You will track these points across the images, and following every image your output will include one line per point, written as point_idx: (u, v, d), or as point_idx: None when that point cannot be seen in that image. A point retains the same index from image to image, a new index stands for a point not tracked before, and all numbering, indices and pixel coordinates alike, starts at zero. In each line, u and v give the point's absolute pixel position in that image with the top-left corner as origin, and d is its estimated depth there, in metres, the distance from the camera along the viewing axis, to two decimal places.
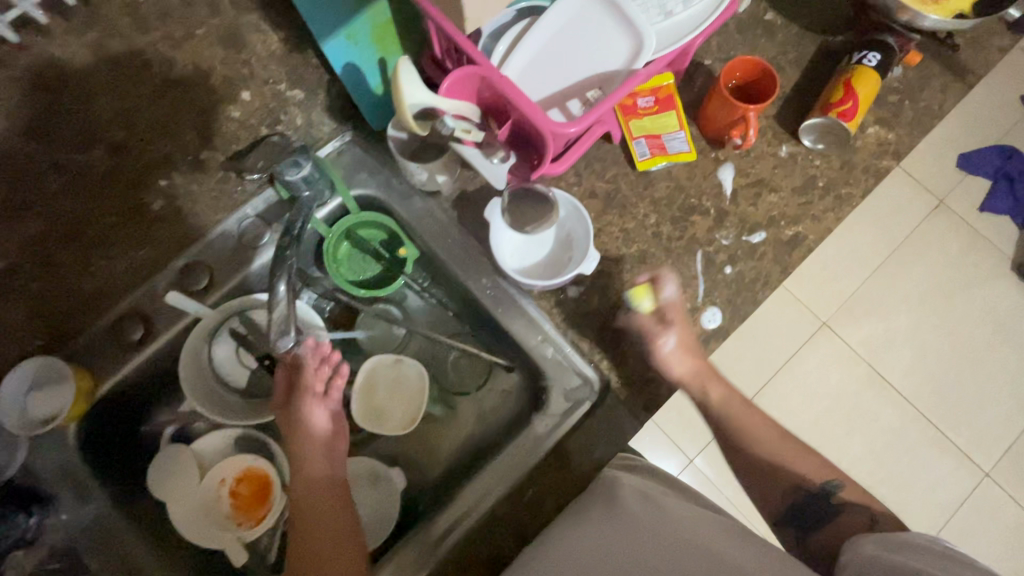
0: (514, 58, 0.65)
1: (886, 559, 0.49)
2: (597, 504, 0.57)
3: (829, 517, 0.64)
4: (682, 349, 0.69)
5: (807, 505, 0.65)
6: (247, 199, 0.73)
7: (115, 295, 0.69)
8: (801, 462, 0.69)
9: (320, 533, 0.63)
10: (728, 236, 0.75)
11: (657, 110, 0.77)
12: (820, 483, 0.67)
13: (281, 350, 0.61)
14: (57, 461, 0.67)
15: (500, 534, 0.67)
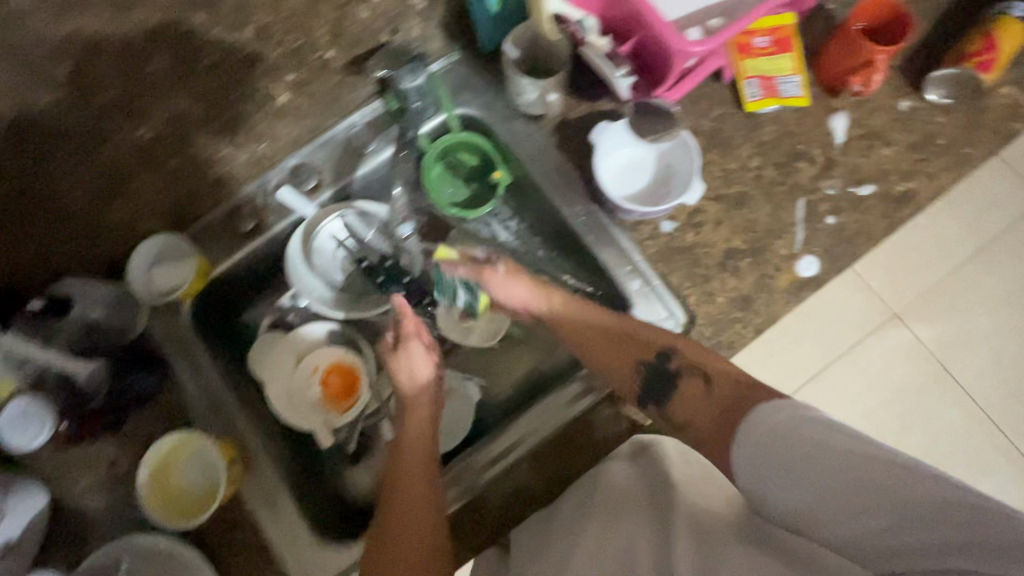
0: None
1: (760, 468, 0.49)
2: (635, 494, 0.65)
3: (664, 386, 0.62)
4: (511, 272, 0.72)
5: (648, 381, 0.63)
6: (356, 107, 0.75)
7: (230, 185, 0.73)
8: (633, 345, 0.65)
9: (409, 502, 0.62)
10: (833, 186, 0.72)
11: (773, 51, 0.74)
12: (653, 356, 0.63)
13: (398, 233, 0.79)
14: (173, 332, 0.73)
15: (572, 446, 0.69)
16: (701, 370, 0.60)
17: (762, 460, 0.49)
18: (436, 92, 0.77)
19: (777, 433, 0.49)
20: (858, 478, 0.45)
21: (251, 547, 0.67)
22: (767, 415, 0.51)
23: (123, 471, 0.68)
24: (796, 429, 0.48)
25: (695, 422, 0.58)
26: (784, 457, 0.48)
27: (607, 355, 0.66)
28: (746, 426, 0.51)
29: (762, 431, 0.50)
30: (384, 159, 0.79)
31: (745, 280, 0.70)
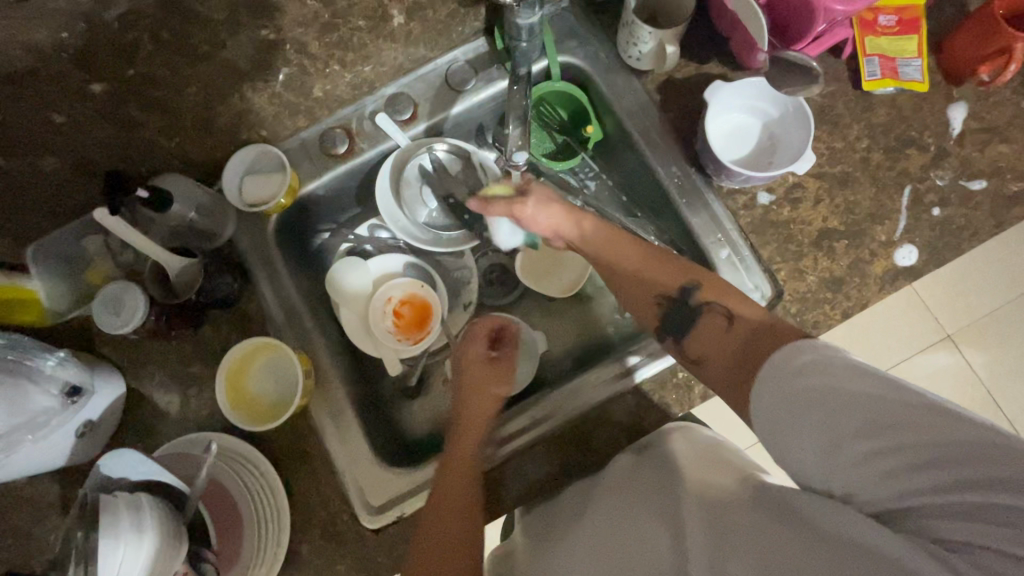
0: None
1: (794, 399, 0.46)
2: (641, 482, 0.55)
3: (692, 321, 0.61)
4: (540, 204, 0.72)
5: (668, 314, 0.63)
6: (461, 41, 0.75)
7: (328, 103, 0.73)
8: (650, 275, 0.65)
9: (457, 475, 0.61)
10: (943, 178, 0.70)
11: (897, 32, 0.71)
12: (676, 289, 0.63)
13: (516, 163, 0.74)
14: (255, 245, 0.72)
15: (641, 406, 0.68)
16: (723, 309, 0.59)
17: (779, 400, 0.47)
18: (545, 37, 0.74)
19: (802, 376, 0.46)
20: (864, 410, 0.43)
21: (315, 459, 0.68)
22: (791, 360, 0.48)
23: (196, 371, 0.69)
24: (826, 373, 0.45)
25: (715, 355, 0.58)
26: (808, 399, 0.45)
27: (642, 279, 0.66)
28: (770, 363, 0.49)
29: (792, 370, 0.47)
30: (482, 99, 0.76)
31: (838, 261, 0.68)
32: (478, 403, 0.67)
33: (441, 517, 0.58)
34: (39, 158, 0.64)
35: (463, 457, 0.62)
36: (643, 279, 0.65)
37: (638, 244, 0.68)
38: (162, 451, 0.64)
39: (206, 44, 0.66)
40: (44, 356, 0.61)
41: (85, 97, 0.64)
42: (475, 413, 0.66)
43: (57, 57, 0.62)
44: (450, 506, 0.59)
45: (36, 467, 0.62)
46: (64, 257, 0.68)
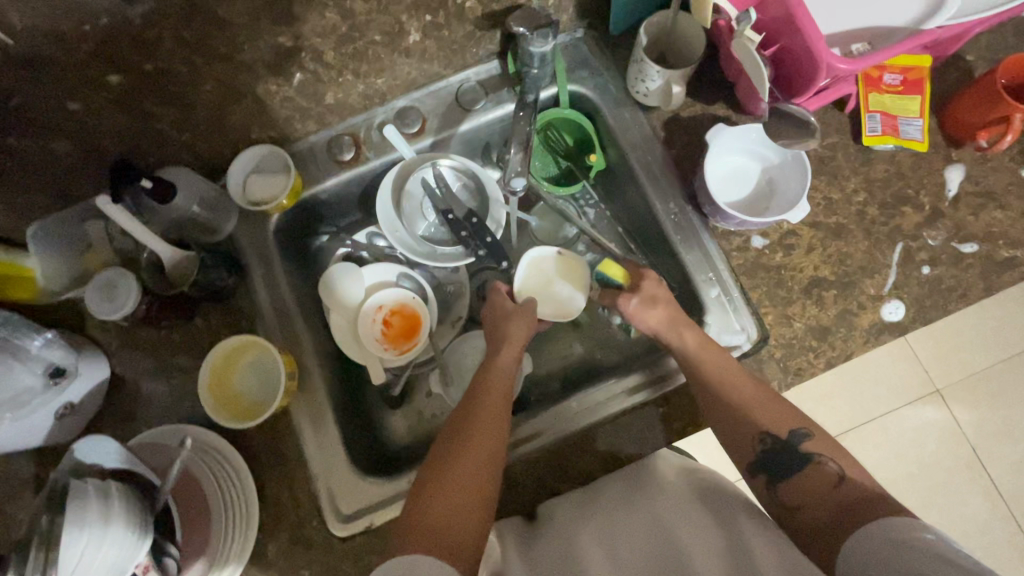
0: None
1: (899, 556, 0.46)
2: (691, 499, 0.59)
3: (796, 466, 0.58)
4: (643, 301, 0.70)
5: (770, 455, 0.59)
6: (475, 63, 0.77)
7: (343, 112, 0.76)
8: (756, 412, 0.61)
9: (473, 456, 0.58)
10: (935, 237, 0.71)
11: (901, 91, 0.72)
12: (784, 434, 0.59)
13: (515, 185, 0.71)
14: (255, 243, 0.74)
15: (619, 438, 0.68)
16: (837, 469, 0.57)
17: (869, 559, 0.48)
18: (557, 65, 0.75)
19: (890, 542, 0.47)
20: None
21: (291, 462, 0.68)
22: (881, 531, 0.48)
23: (182, 362, 0.70)
24: (913, 543, 0.46)
25: (807, 505, 0.56)
26: (908, 564, 0.45)
27: (746, 404, 0.61)
28: (868, 527, 0.49)
29: (883, 539, 0.48)
30: (491, 118, 0.78)
31: (826, 311, 0.69)
32: (499, 389, 0.65)
33: (449, 499, 0.56)
34: (49, 141, 0.61)
35: (480, 430, 0.61)
36: (738, 411, 0.61)
37: (744, 372, 0.63)
38: (138, 440, 0.65)
39: (225, 46, 0.61)
40: (33, 336, 0.62)
41: (100, 86, 0.58)
42: (495, 398, 0.64)
43: (77, 49, 0.54)
44: (462, 488, 0.56)
45: (13, 445, 0.62)
46: (62, 240, 0.69)
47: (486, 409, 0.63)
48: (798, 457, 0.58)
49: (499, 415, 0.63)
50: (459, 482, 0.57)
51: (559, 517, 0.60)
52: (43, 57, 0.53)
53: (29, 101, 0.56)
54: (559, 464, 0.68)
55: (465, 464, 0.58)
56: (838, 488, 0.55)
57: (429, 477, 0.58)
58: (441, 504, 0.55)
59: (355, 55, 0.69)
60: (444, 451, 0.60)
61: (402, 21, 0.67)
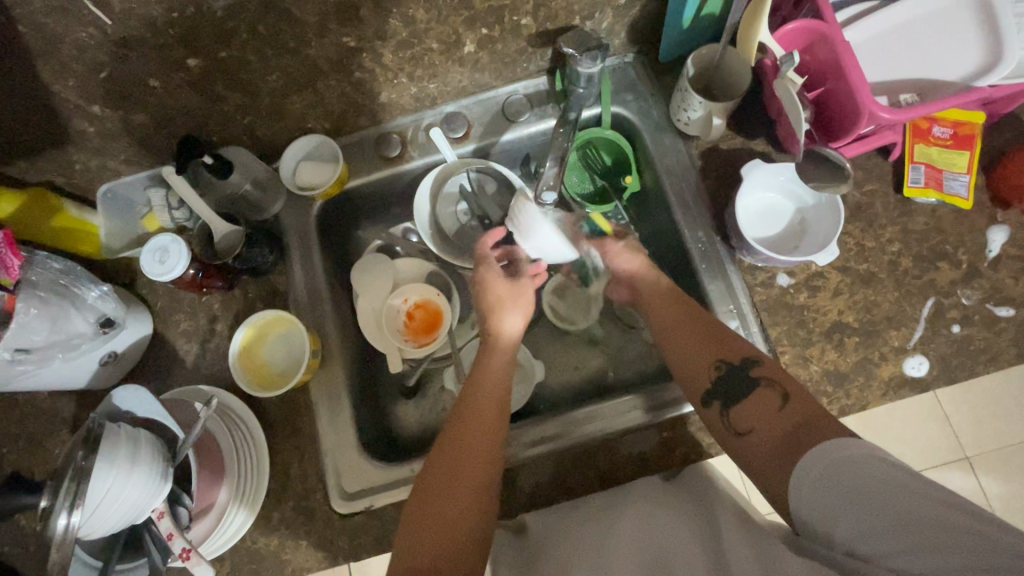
0: (866, 24, 0.65)
1: (843, 482, 0.48)
2: (684, 506, 0.61)
3: (745, 391, 0.59)
4: (627, 247, 0.75)
5: (722, 381, 0.61)
6: (524, 77, 0.80)
7: (392, 112, 0.80)
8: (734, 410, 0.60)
9: (464, 486, 0.59)
10: (969, 296, 0.69)
11: (950, 145, 0.72)
12: (737, 360, 0.61)
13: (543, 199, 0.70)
14: (298, 225, 0.78)
15: (616, 456, 0.69)
16: (783, 388, 0.58)
17: (817, 493, 0.49)
18: (603, 86, 0.77)
19: (827, 471, 0.49)
20: (893, 498, 0.45)
21: (304, 435, 0.72)
22: (815, 463, 0.50)
23: (218, 329, 0.75)
24: (851, 466, 0.48)
25: (759, 427, 0.57)
26: (851, 488, 0.47)
27: (695, 346, 0.64)
28: (807, 457, 0.51)
29: (822, 468, 0.49)
30: (533, 131, 0.81)
31: (845, 357, 0.68)
32: (492, 401, 0.64)
33: (439, 525, 0.56)
34: (128, 112, 0.66)
35: (470, 434, 0.62)
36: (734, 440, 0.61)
37: (695, 321, 0.66)
38: (167, 397, 0.69)
39: (294, 41, 0.64)
40: (90, 287, 0.66)
41: (179, 68, 0.63)
42: (486, 412, 0.63)
43: (165, 32, 0.59)
44: (451, 513, 0.57)
45: (59, 384, 0.66)
46: (125, 202, 0.77)
47: (475, 424, 0.62)
48: (744, 388, 0.60)
49: (490, 430, 0.62)
50: (450, 506, 0.57)
51: (550, 518, 0.63)
52: (136, 44, 0.59)
53: (119, 73, 0.61)
54: (560, 470, 0.70)
55: (456, 486, 0.59)
56: (780, 412, 0.56)
57: (418, 502, 0.59)
58: (434, 529, 0.56)
59: (411, 59, 0.71)
60: (437, 471, 0.60)
61: (458, 31, 0.69)
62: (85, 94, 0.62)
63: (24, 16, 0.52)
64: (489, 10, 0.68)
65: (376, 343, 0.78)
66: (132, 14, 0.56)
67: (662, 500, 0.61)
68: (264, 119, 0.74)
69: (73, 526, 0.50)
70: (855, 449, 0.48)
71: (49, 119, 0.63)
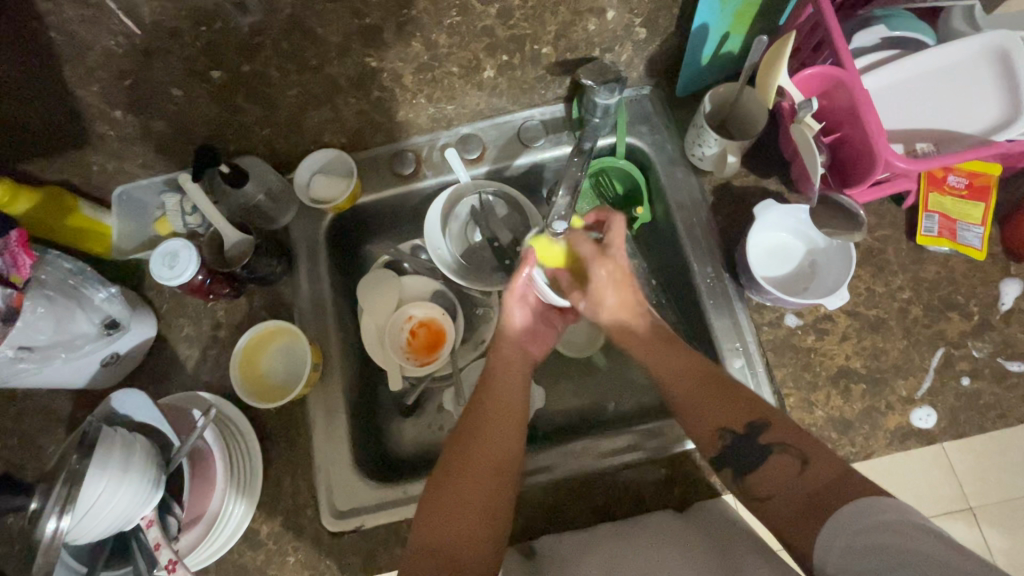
0: (885, 71, 0.64)
1: (869, 545, 0.45)
2: (699, 541, 0.60)
3: (759, 459, 0.59)
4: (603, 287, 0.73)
5: (730, 449, 0.61)
6: (542, 103, 0.81)
7: (409, 131, 0.80)
8: (750, 477, 0.59)
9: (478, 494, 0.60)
10: (981, 349, 0.68)
11: (965, 195, 0.71)
12: (742, 428, 0.60)
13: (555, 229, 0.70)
14: (307, 237, 0.79)
15: (615, 489, 0.69)
16: (799, 452, 0.57)
17: (844, 554, 0.47)
18: (618, 118, 0.78)
19: (858, 533, 0.47)
20: (909, 564, 0.42)
21: (298, 449, 0.71)
22: (845, 523, 0.48)
23: (222, 337, 0.76)
24: (876, 529, 0.46)
25: (774, 496, 0.56)
26: (875, 555, 0.44)
27: (701, 406, 0.63)
28: (834, 518, 0.49)
29: (857, 526, 0.47)
30: (547, 157, 0.82)
31: (852, 403, 0.67)
32: (508, 404, 0.67)
33: (448, 517, 0.58)
34: (148, 119, 0.67)
35: (485, 439, 0.64)
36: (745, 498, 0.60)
37: (690, 357, 0.67)
38: (168, 400, 0.69)
39: (317, 59, 0.65)
40: (98, 289, 0.65)
41: (203, 79, 0.63)
42: (499, 416, 0.66)
43: (191, 45, 0.59)
44: (464, 509, 0.59)
45: (56, 382, 0.65)
46: (139, 204, 0.78)
47: (491, 428, 0.65)
48: (755, 454, 0.59)
49: (506, 437, 0.64)
50: (466, 495, 0.59)
51: (551, 554, 0.63)
52: (161, 56, 0.60)
53: (142, 82, 0.62)
54: (558, 497, 0.69)
55: (467, 482, 0.60)
56: (798, 482, 0.55)
57: (429, 508, 0.59)
58: (443, 522, 0.58)
59: (431, 81, 0.72)
60: (452, 478, 0.61)
61: (479, 58, 0.70)
62: (108, 100, 0.63)
63: (56, 22, 0.53)
64: (510, 39, 0.69)
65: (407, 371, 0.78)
66: (161, 27, 0.56)
67: (673, 534, 0.61)
68: (282, 131, 0.75)
69: (61, 531, 0.50)
70: (886, 514, 0.46)
71: (72, 123, 0.64)
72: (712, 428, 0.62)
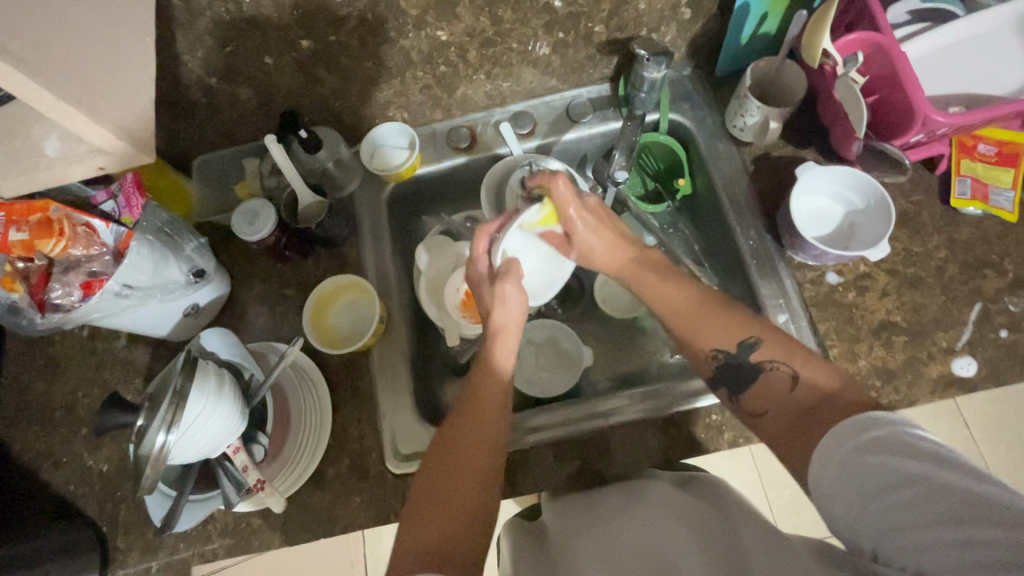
0: (922, 39, 0.70)
1: (856, 466, 0.45)
2: (696, 513, 0.57)
3: (746, 381, 0.61)
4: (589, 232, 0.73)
5: (723, 371, 0.63)
6: (589, 83, 0.87)
7: (467, 108, 0.86)
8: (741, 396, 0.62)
9: (457, 494, 0.57)
10: (1017, 303, 0.71)
11: (994, 162, 0.75)
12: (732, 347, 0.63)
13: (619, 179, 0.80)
14: (370, 204, 0.84)
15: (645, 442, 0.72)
16: (787, 367, 0.59)
17: (838, 483, 0.46)
18: (662, 95, 0.83)
19: (849, 457, 0.46)
20: (906, 485, 0.41)
21: (364, 397, 0.75)
22: (833, 448, 0.47)
23: (288, 295, 0.80)
24: (865, 452, 0.45)
25: (772, 409, 0.58)
26: (867, 480, 0.43)
27: (697, 328, 0.66)
28: (825, 442, 0.49)
29: (844, 453, 0.46)
30: (593, 133, 0.87)
31: (894, 354, 0.70)
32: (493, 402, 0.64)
33: (437, 517, 0.56)
34: (237, 86, 0.74)
35: (462, 439, 0.61)
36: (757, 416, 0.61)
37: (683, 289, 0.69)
38: (253, 345, 0.75)
39: (394, 31, 0.72)
40: (188, 239, 0.71)
41: (293, 48, 0.71)
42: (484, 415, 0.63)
43: (288, 14, 0.67)
44: (445, 508, 0.57)
45: (143, 326, 0.71)
46: (218, 171, 0.83)
47: (470, 427, 0.62)
48: (749, 379, 0.61)
49: (487, 439, 0.61)
50: (445, 495, 0.57)
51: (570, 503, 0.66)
52: (262, 22, 0.67)
53: (240, 48, 0.69)
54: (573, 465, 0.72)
55: (454, 481, 0.58)
56: (789, 395, 0.57)
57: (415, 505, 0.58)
58: (429, 512, 0.56)
59: (492, 57, 0.79)
60: (430, 478, 0.59)
61: (538, 34, 0.77)
62: (207, 66, 0.70)
63: None
64: (567, 16, 0.75)
65: (467, 331, 0.81)
66: None
67: (676, 505, 0.59)
68: (353, 104, 0.81)
69: (168, 444, 0.55)
70: (870, 433, 0.46)
71: (173, 87, 0.71)
72: (705, 348, 0.65)
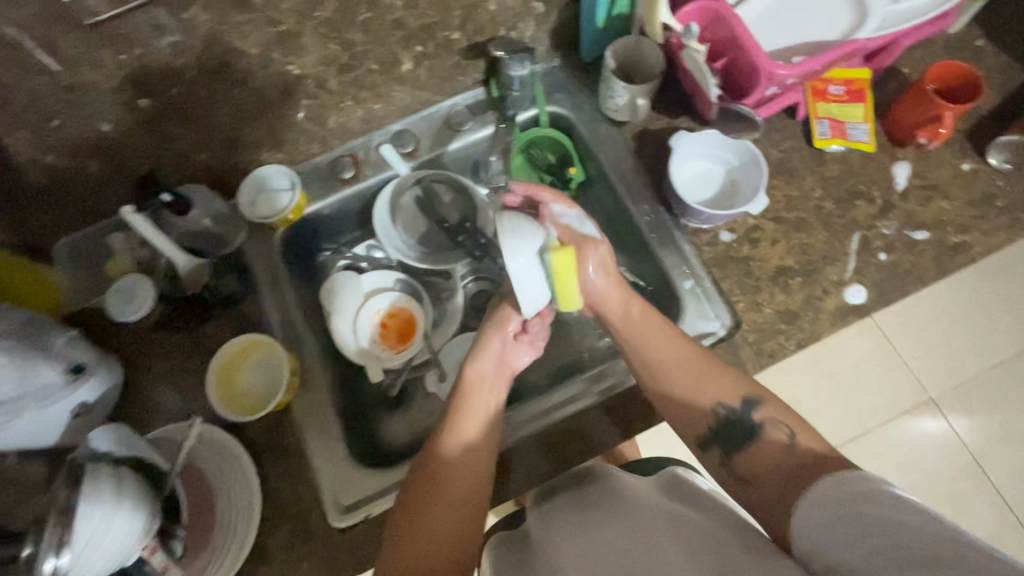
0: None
1: (845, 509, 0.46)
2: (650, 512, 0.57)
3: (747, 433, 0.58)
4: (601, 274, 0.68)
5: (717, 429, 0.60)
6: (463, 89, 0.86)
7: (344, 136, 0.83)
8: (671, 375, 0.62)
9: (445, 521, 0.56)
10: (889, 226, 0.77)
11: (846, 100, 0.81)
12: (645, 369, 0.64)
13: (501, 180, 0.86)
14: (262, 254, 0.80)
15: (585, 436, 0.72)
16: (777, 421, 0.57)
17: (823, 522, 0.47)
18: (535, 90, 0.84)
19: (830, 507, 0.47)
20: (888, 532, 0.42)
21: (293, 456, 0.71)
22: (824, 492, 0.48)
23: (190, 367, 0.75)
24: (853, 500, 0.46)
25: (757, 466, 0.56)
26: (858, 524, 0.44)
27: (699, 383, 0.61)
28: (808, 496, 0.49)
29: (835, 492, 0.47)
30: (478, 138, 0.86)
31: (792, 296, 0.74)
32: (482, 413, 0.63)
33: (421, 540, 0.54)
34: (83, 159, 0.68)
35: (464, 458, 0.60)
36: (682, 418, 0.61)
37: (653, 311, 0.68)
38: (158, 432, 0.69)
39: (241, 73, 0.68)
40: (55, 334, 0.66)
41: (133, 109, 0.66)
42: (471, 424, 0.62)
43: (116, 74, 0.62)
44: (435, 532, 0.55)
45: (24, 442, 0.64)
46: (88, 253, 0.77)
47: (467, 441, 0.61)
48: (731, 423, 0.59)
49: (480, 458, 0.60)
50: (433, 519, 0.56)
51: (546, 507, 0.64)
52: (90, 88, 0.62)
53: (71, 120, 0.64)
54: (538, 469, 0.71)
55: (446, 505, 0.57)
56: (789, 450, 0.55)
57: (402, 527, 0.56)
58: (418, 537, 0.55)
59: (355, 81, 0.76)
60: (421, 501, 0.57)
61: (396, 51, 0.75)
62: (41, 145, 0.64)
63: None
64: (422, 29, 0.74)
65: (387, 363, 0.80)
66: (83, 59, 0.59)
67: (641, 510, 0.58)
68: (220, 154, 0.76)
69: (61, 570, 0.49)
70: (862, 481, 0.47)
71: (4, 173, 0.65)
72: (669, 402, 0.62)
